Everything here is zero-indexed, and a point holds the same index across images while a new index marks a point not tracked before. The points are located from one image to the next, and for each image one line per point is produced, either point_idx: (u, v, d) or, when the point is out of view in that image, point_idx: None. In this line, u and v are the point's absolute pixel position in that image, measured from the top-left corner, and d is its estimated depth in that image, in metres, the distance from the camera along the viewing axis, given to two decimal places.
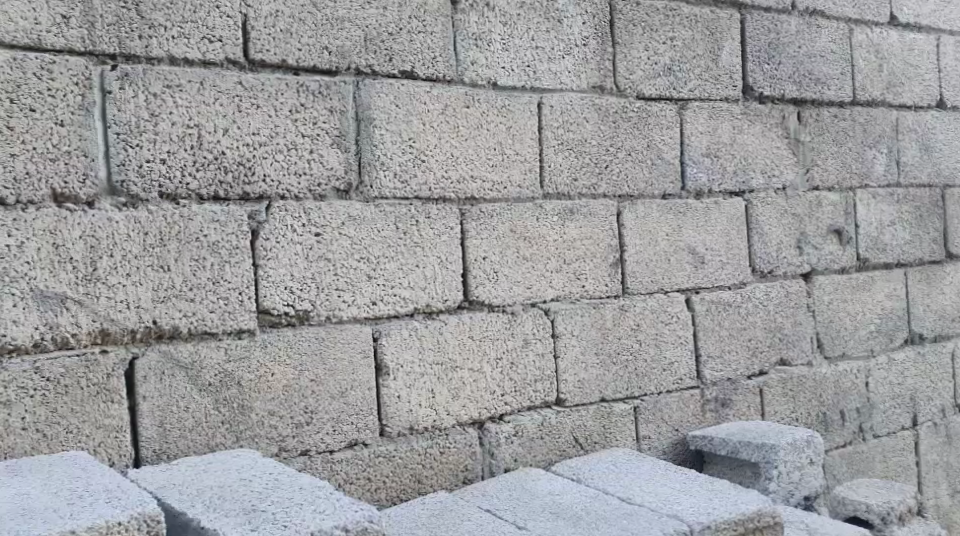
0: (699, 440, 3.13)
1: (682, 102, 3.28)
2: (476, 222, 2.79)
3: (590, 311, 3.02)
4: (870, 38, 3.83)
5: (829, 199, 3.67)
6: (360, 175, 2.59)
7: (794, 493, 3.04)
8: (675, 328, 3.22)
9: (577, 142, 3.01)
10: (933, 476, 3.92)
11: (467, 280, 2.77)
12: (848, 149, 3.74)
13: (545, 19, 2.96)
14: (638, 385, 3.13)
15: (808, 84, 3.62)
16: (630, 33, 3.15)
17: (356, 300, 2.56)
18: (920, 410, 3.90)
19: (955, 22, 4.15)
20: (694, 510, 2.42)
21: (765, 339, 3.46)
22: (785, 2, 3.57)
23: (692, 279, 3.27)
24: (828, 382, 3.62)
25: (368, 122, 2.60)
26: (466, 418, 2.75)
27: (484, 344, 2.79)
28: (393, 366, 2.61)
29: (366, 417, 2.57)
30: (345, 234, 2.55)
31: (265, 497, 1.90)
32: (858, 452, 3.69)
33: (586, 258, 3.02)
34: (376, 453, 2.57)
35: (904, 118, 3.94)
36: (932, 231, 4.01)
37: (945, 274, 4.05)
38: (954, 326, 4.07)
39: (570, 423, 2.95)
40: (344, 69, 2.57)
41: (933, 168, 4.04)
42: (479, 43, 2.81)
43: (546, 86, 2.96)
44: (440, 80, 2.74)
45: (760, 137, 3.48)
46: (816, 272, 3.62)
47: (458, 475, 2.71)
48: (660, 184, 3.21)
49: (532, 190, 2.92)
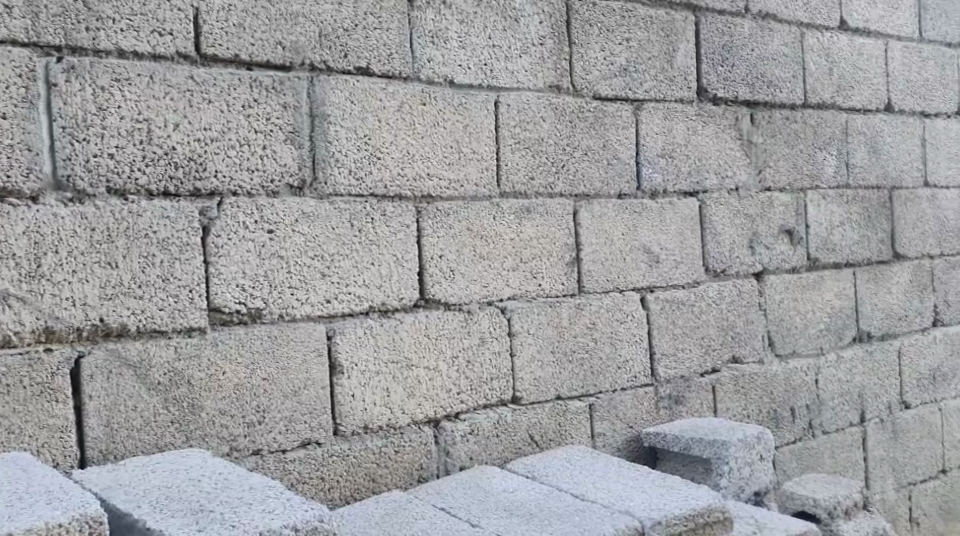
0: (652, 438, 3.21)
1: (637, 102, 3.35)
2: (432, 221, 2.83)
3: (546, 310, 3.07)
4: (820, 42, 3.93)
5: (780, 200, 3.76)
6: (314, 172, 2.62)
7: (746, 489, 3.12)
8: (629, 326, 3.29)
9: (534, 141, 3.07)
10: (879, 471, 4.04)
11: (424, 279, 2.81)
12: (799, 151, 3.83)
13: (502, 18, 3.01)
14: (592, 383, 3.19)
15: (760, 86, 3.71)
16: (586, 33, 3.21)
17: (310, 298, 2.59)
18: (866, 407, 4.02)
19: (902, 28, 4.27)
20: (646, 506, 2.49)
21: (718, 338, 3.54)
22: (737, 5, 3.65)
23: (646, 278, 3.34)
24: (779, 380, 3.71)
25: (321, 117, 2.63)
26: (421, 417, 2.80)
27: (441, 342, 2.84)
28: (347, 365, 2.66)
29: (320, 416, 2.61)
30: (298, 231, 2.58)
31: (214, 497, 1.94)
32: (807, 448, 3.79)
33: (542, 257, 3.08)
34: (330, 452, 2.61)
35: (854, 120, 4.05)
36: (879, 232, 4.12)
37: (893, 274, 4.17)
38: (900, 324, 4.18)
39: (526, 420, 3.02)
40: (298, 64, 2.60)
41: (881, 171, 4.15)
42: (437, 40, 2.86)
43: (502, 85, 3.01)
44: (396, 78, 2.78)
45: (714, 138, 3.55)
46: (767, 272, 3.71)
47: (413, 474, 2.77)
48: (616, 184, 3.28)
49: (490, 189, 2.97)
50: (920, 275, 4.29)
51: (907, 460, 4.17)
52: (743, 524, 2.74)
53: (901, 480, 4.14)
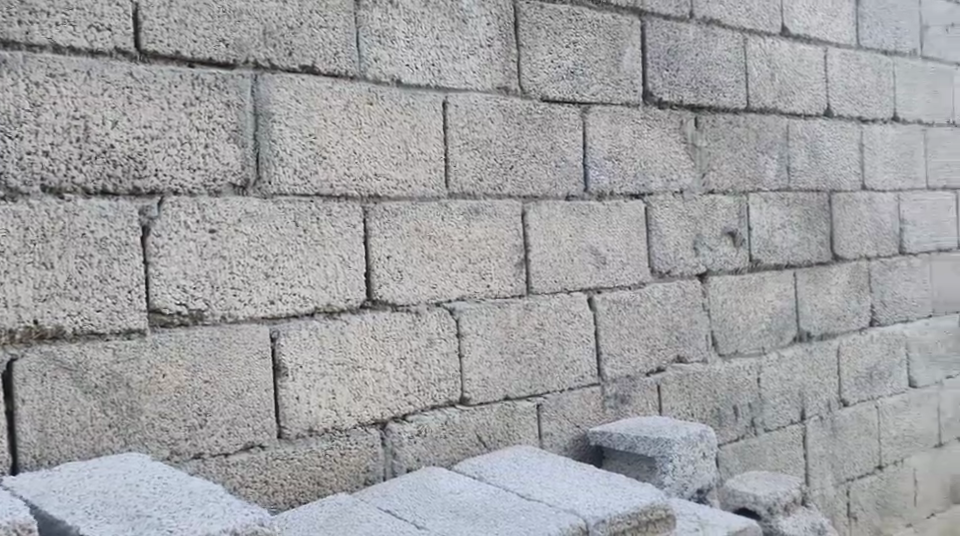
0: (599, 437, 3.23)
1: (584, 105, 3.36)
2: (379, 221, 2.82)
3: (494, 311, 3.07)
4: (763, 47, 3.99)
5: (724, 203, 3.81)
6: (258, 171, 2.59)
7: (689, 486, 3.15)
8: (577, 327, 3.30)
9: (482, 142, 3.07)
10: (819, 468, 4.12)
11: (371, 280, 2.79)
12: (742, 154, 3.88)
13: (449, 19, 3.00)
14: (540, 383, 3.20)
15: (705, 90, 3.75)
16: (533, 36, 3.21)
17: (253, 299, 2.56)
18: (807, 405, 4.09)
19: (841, 35, 4.35)
20: (590, 505, 2.51)
21: (663, 338, 3.57)
22: (683, 10, 3.69)
23: (593, 279, 3.36)
24: (722, 379, 3.76)
25: (265, 116, 2.60)
26: (368, 419, 2.78)
27: (388, 344, 2.82)
28: (291, 367, 2.63)
29: (263, 419, 2.57)
30: (241, 231, 2.54)
31: (152, 501, 1.91)
32: (749, 446, 3.85)
33: (490, 258, 3.08)
34: (274, 455, 2.58)
35: (795, 125, 4.12)
36: (819, 234, 4.20)
37: (832, 275, 4.25)
38: (839, 324, 4.27)
39: (474, 421, 3.01)
40: (241, 61, 2.57)
41: (821, 174, 4.23)
42: (383, 40, 2.84)
43: (450, 85, 3.00)
44: (342, 77, 2.76)
45: (659, 141, 3.58)
46: (711, 273, 3.76)
47: (359, 477, 2.74)
48: (564, 185, 3.29)
49: (438, 189, 2.96)
50: (858, 275, 4.38)
51: (846, 457, 4.26)
52: (686, 521, 2.76)
53: (840, 477, 4.22)
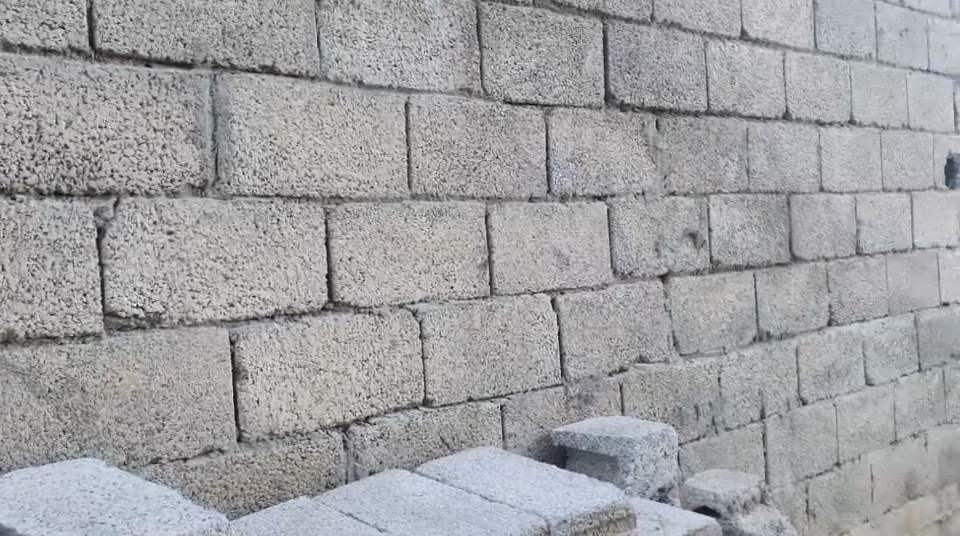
0: (562, 437, 3.23)
1: (547, 107, 3.37)
2: (341, 222, 2.80)
3: (458, 312, 3.07)
4: (722, 51, 4.02)
5: (685, 204, 3.83)
6: (217, 172, 2.56)
7: (650, 486, 3.17)
8: (540, 327, 3.30)
9: (445, 144, 3.06)
10: (778, 466, 4.16)
11: (332, 282, 2.77)
12: (703, 156, 3.92)
13: (411, 19, 2.99)
14: (504, 384, 3.19)
15: (666, 93, 3.78)
16: (496, 38, 3.21)
17: (212, 302, 2.53)
18: (767, 404, 4.13)
19: (800, 39, 4.41)
20: (552, 505, 2.51)
21: (625, 338, 3.58)
22: (644, 14, 3.71)
23: (557, 279, 3.36)
24: (683, 379, 3.78)
25: (224, 116, 2.57)
26: (330, 422, 2.76)
27: (350, 346, 2.80)
28: (251, 371, 2.60)
29: (223, 423, 2.54)
30: (200, 233, 2.51)
31: (106, 508, 1.88)
32: (710, 445, 3.88)
33: (454, 259, 3.07)
34: (233, 459, 2.55)
35: (755, 127, 4.16)
36: (778, 235, 4.24)
37: (791, 275, 4.30)
38: (797, 324, 4.32)
39: (437, 423, 3.00)
40: (200, 61, 2.54)
41: (780, 176, 4.28)
42: (345, 40, 2.82)
43: (412, 86, 2.99)
44: (303, 77, 2.73)
45: (621, 143, 3.60)
46: (673, 274, 3.78)
47: (321, 480, 2.72)
48: (527, 187, 3.29)
49: (401, 191, 2.95)
50: (816, 276, 4.43)
51: (805, 454, 4.31)
52: (647, 520, 2.78)
53: (799, 474, 4.27)
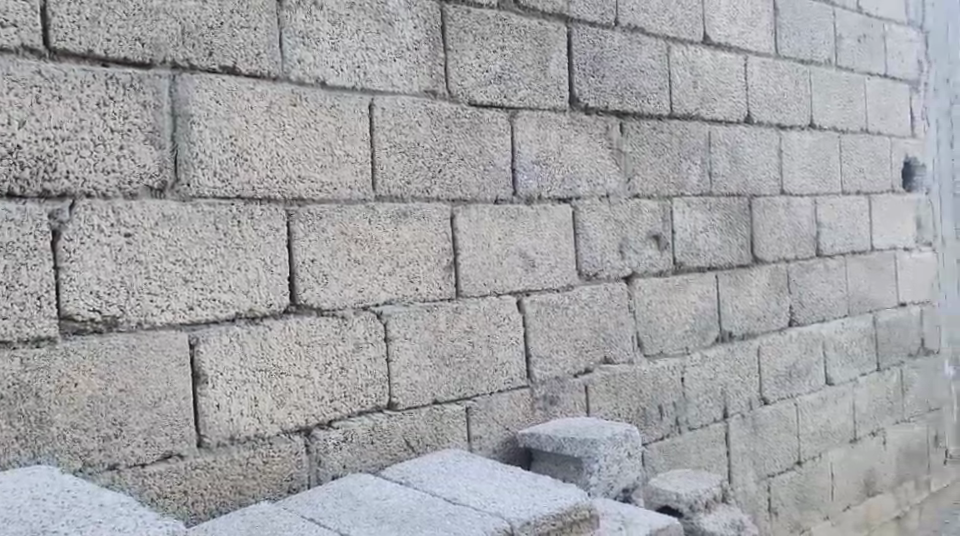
0: (528, 439, 3.22)
1: (512, 110, 3.37)
2: (303, 224, 2.77)
3: (423, 315, 3.05)
4: (685, 55, 4.04)
5: (648, 207, 3.85)
6: (176, 174, 2.53)
7: (614, 486, 3.18)
8: (506, 329, 3.30)
9: (409, 146, 3.04)
10: (740, 465, 4.19)
11: (295, 284, 2.75)
12: (666, 159, 3.94)
13: (374, 21, 2.97)
14: (469, 386, 3.19)
15: (630, 97, 3.79)
16: (460, 40, 3.20)
17: (171, 305, 2.50)
18: (729, 404, 4.16)
19: (761, 44, 4.45)
20: (515, 507, 2.51)
21: (590, 339, 3.59)
22: (608, 18, 3.72)
23: (522, 282, 3.36)
24: (647, 379, 3.80)
25: (184, 117, 2.54)
26: (292, 426, 2.73)
27: (313, 350, 2.78)
28: (211, 375, 2.57)
29: (182, 427, 2.51)
30: (158, 235, 2.48)
31: (58, 516, 1.86)
32: (674, 445, 3.90)
33: (419, 261, 3.06)
34: (193, 464, 2.52)
35: (717, 131, 4.19)
36: (740, 237, 4.28)
37: (753, 276, 4.34)
38: (759, 324, 4.35)
39: (401, 425, 2.98)
40: (159, 61, 2.50)
41: (742, 179, 4.31)
42: (307, 41, 2.80)
43: (376, 88, 2.97)
44: (264, 78, 2.71)
45: (585, 146, 3.61)
46: (637, 275, 3.80)
47: (283, 484, 2.70)
48: (492, 189, 3.29)
49: (364, 193, 2.93)
50: (778, 277, 4.47)
51: (767, 453, 4.34)
52: (611, 520, 2.78)
53: (761, 473, 4.30)
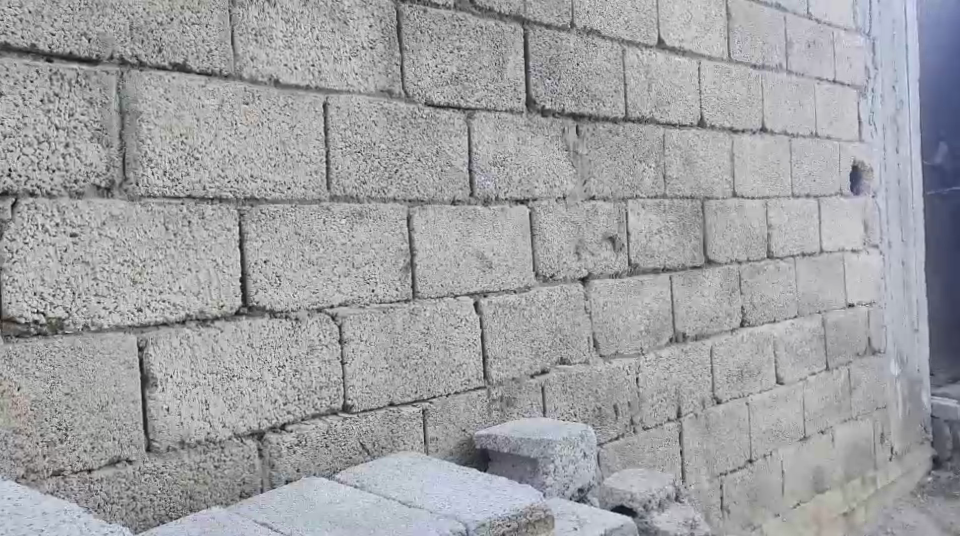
0: (484, 440, 3.21)
1: (469, 111, 3.34)
2: (256, 224, 2.73)
3: (379, 316, 3.02)
4: (640, 59, 4.06)
5: (604, 209, 3.86)
6: (124, 173, 2.48)
7: (570, 486, 3.16)
8: (463, 331, 3.28)
9: (365, 145, 3.01)
10: (694, 464, 4.22)
11: (246, 286, 2.70)
12: (621, 162, 3.94)
13: (330, 19, 2.93)
14: (426, 388, 3.16)
15: (586, 100, 3.80)
16: (416, 40, 3.17)
17: (118, 307, 2.45)
18: (683, 403, 4.18)
19: (714, 49, 4.48)
20: (471, 509, 2.49)
21: (547, 340, 3.58)
22: (564, 20, 3.71)
23: (480, 283, 3.34)
24: (604, 379, 3.81)
25: (132, 115, 2.49)
26: (244, 430, 2.69)
27: (265, 352, 2.74)
28: (161, 378, 2.52)
29: (130, 432, 2.46)
30: (105, 235, 2.43)
31: None
32: (629, 443, 3.91)
33: (375, 262, 3.03)
34: (142, 469, 2.47)
35: (671, 134, 4.21)
36: (693, 239, 4.30)
37: (706, 278, 4.36)
38: (713, 325, 4.39)
39: (356, 428, 2.95)
40: (106, 57, 2.45)
41: (695, 182, 4.34)
42: (260, 39, 2.75)
43: (331, 87, 2.93)
44: (215, 75, 2.66)
45: (542, 149, 3.60)
46: (592, 276, 3.80)
47: (235, 489, 2.66)
48: (449, 190, 3.27)
49: (319, 192, 2.89)
50: (730, 278, 4.50)
51: (720, 452, 4.38)
52: (563, 520, 2.79)
53: (713, 472, 4.34)
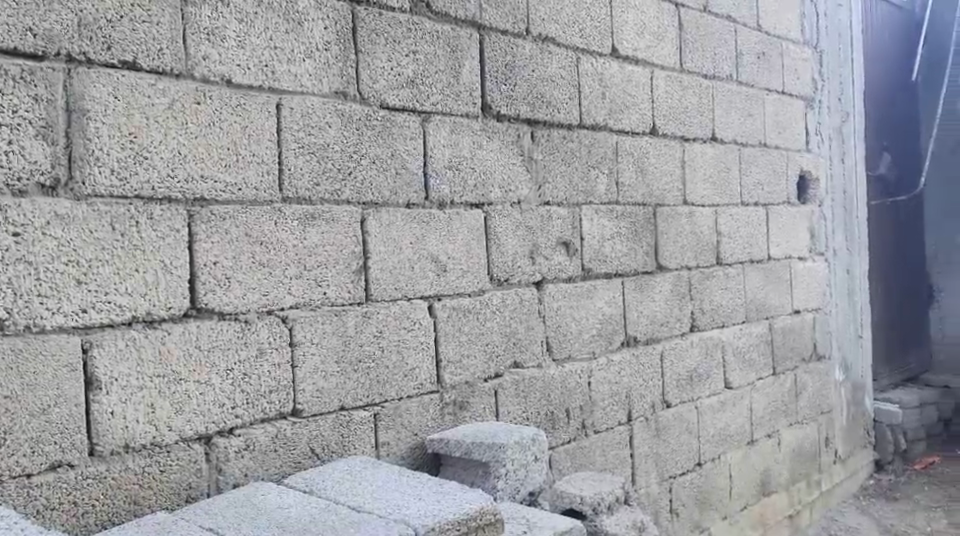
0: (436, 443, 3.20)
1: (424, 115, 3.34)
2: (206, 225, 2.69)
3: (330, 319, 3.00)
4: (594, 67, 4.08)
5: (559, 214, 3.88)
6: (70, 171, 2.43)
7: (521, 490, 3.16)
8: (417, 334, 3.27)
9: (319, 147, 2.98)
10: (644, 467, 4.26)
11: (195, 287, 2.66)
12: (575, 168, 3.96)
13: (284, 20, 2.90)
14: (378, 392, 3.15)
15: (541, 106, 3.81)
16: (372, 43, 3.15)
17: (62, 308, 2.40)
18: (634, 407, 4.21)
19: (667, 58, 4.53)
20: (420, 513, 2.48)
21: (501, 344, 3.59)
22: (520, 27, 3.72)
23: (434, 286, 3.34)
24: (556, 382, 3.82)
25: (78, 112, 2.45)
26: (191, 433, 2.65)
27: (213, 355, 2.70)
28: (106, 380, 2.48)
29: (73, 436, 2.42)
30: (49, 235, 2.39)
31: None
32: (580, 447, 3.93)
33: (327, 265, 3.00)
34: (84, 474, 2.43)
35: (623, 142, 4.23)
36: (645, 245, 4.34)
37: (656, 283, 4.40)
38: (663, 330, 4.43)
39: (307, 432, 2.92)
40: (52, 54, 2.40)
41: (647, 189, 4.37)
42: (212, 39, 2.72)
43: (284, 87, 2.90)
44: (165, 74, 2.62)
45: (498, 153, 3.61)
46: (546, 281, 3.82)
47: (181, 494, 2.62)
48: (404, 193, 3.26)
49: (270, 193, 2.86)
50: (680, 284, 4.55)
51: (669, 455, 4.42)
52: (513, 524, 2.78)
53: (663, 475, 4.38)
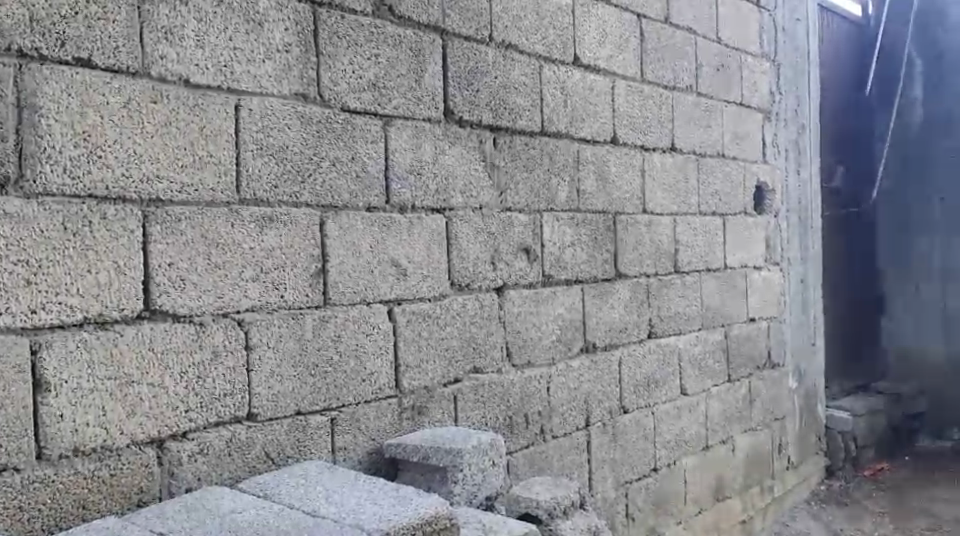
0: (394, 448, 3.17)
1: (386, 118, 3.32)
2: (160, 226, 2.66)
3: (287, 322, 2.97)
4: (556, 76, 4.10)
5: (520, 220, 3.88)
6: (21, 168, 2.39)
7: (478, 494, 3.18)
8: (376, 339, 3.26)
9: (278, 148, 2.96)
10: (601, 472, 4.28)
11: (149, 288, 2.63)
12: (536, 175, 3.98)
13: (244, 20, 2.88)
14: (335, 396, 3.12)
15: (503, 112, 3.81)
16: (333, 45, 3.13)
17: (10, 308, 2.36)
18: (591, 412, 4.23)
19: (627, 68, 4.55)
20: (375, 518, 2.47)
21: (460, 348, 3.58)
22: (483, 33, 3.73)
23: (393, 290, 3.33)
24: (515, 388, 3.83)
25: (29, 109, 2.40)
26: (143, 437, 2.61)
27: (167, 358, 2.67)
28: (55, 382, 2.44)
29: (20, 438, 2.37)
30: None
31: None
32: (539, 451, 3.94)
33: (285, 267, 2.98)
34: (31, 478, 2.38)
35: (584, 150, 4.25)
36: (605, 252, 4.36)
37: (615, 291, 4.42)
38: (622, 336, 4.45)
39: (261, 436, 2.89)
40: (3, 48, 2.36)
41: (607, 198, 4.39)
42: (170, 37, 2.69)
43: (243, 88, 2.88)
44: (121, 72, 2.58)
45: (459, 158, 3.61)
46: (507, 287, 3.82)
47: (131, 498, 2.58)
48: (365, 196, 3.24)
49: (228, 194, 2.83)
50: (638, 292, 4.57)
51: (626, 460, 4.44)
52: (469, 529, 2.78)
53: (619, 480, 4.40)
